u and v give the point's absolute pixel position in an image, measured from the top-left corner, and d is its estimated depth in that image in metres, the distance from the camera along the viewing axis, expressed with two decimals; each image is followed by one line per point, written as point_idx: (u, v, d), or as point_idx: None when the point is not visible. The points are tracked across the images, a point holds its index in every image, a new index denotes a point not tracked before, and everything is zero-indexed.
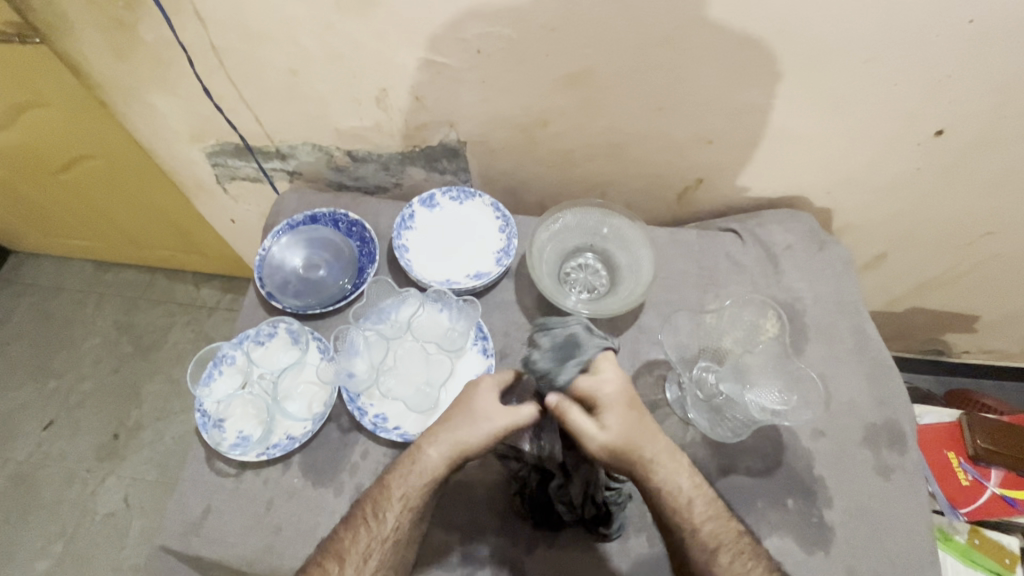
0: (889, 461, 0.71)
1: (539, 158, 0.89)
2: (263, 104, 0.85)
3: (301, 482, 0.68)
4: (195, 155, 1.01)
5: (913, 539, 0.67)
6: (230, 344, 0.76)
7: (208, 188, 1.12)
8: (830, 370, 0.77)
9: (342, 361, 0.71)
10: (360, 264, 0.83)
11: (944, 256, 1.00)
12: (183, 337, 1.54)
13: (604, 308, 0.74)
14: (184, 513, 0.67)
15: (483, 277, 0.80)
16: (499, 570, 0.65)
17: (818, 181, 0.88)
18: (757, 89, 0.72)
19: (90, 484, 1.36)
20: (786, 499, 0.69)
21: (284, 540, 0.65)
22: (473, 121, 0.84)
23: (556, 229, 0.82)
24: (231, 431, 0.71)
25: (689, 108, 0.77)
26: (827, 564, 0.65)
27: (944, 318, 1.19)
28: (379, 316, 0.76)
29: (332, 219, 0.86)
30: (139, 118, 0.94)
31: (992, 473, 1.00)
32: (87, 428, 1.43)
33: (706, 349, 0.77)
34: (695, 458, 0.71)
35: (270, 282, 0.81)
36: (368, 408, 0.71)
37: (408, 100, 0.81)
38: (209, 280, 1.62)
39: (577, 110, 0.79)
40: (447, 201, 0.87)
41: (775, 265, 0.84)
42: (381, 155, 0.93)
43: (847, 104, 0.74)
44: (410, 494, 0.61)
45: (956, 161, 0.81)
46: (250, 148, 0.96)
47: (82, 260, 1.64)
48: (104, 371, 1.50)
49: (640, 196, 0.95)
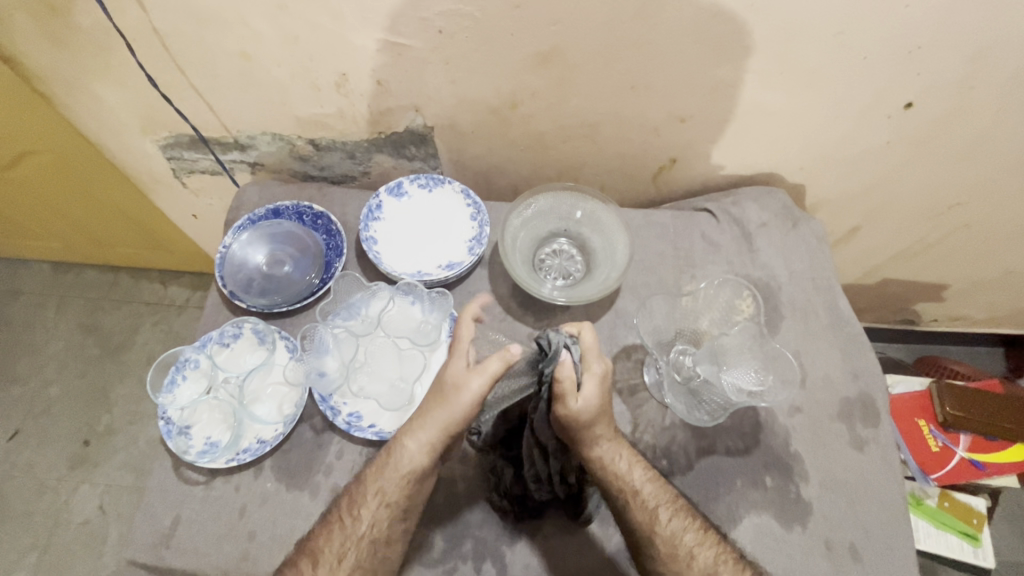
0: (864, 434, 0.72)
1: (510, 141, 0.87)
2: (215, 92, 0.81)
3: (274, 486, 0.66)
4: (148, 148, 0.96)
5: (888, 509, 0.68)
6: (193, 348, 0.73)
7: (166, 183, 1.06)
8: (806, 346, 0.77)
9: (312, 361, 0.70)
10: (327, 258, 0.80)
11: (915, 228, 1.01)
12: (152, 338, 1.49)
13: (580, 294, 0.72)
14: (154, 524, 0.65)
15: (456, 267, 0.78)
16: (481, 563, 0.64)
17: (791, 157, 0.87)
18: (728, 65, 0.71)
19: (62, 493, 1.32)
20: (764, 476, 0.69)
21: (259, 545, 0.63)
22: (439, 105, 0.80)
23: (528, 215, 0.80)
24: (199, 438, 0.68)
25: (660, 86, 0.75)
26: (805, 539, 0.66)
27: (915, 288, 1.21)
28: (349, 311, 0.74)
29: (296, 212, 0.82)
30: (84, 110, 0.89)
31: (961, 437, 1.03)
32: (55, 436, 1.38)
33: (683, 332, 0.76)
34: (675, 440, 0.71)
35: (233, 280, 0.78)
36: (342, 407, 0.69)
37: (370, 84, 0.77)
38: (176, 278, 1.56)
39: (546, 90, 0.77)
40: (416, 189, 0.84)
41: (750, 243, 0.84)
42: (345, 143, 0.89)
43: (819, 78, 0.72)
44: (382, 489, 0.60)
45: (927, 134, 0.81)
46: (205, 139, 0.91)
47: (38, 262, 1.57)
48: (69, 376, 1.44)
49: (615, 178, 0.93)
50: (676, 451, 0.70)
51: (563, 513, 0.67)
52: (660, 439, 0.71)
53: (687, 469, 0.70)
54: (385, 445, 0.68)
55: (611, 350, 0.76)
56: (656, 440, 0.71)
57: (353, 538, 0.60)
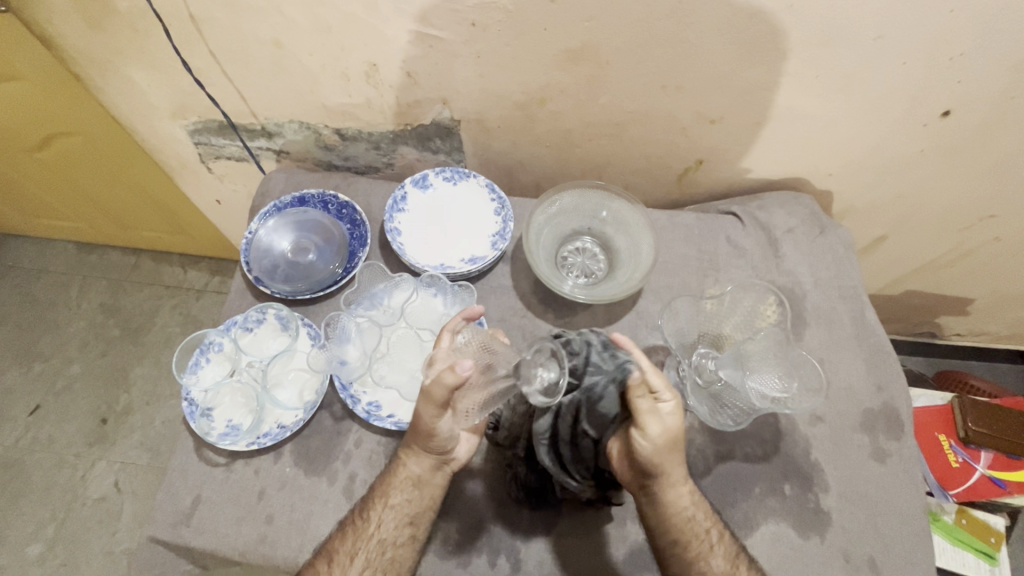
0: (886, 446, 0.71)
1: (536, 137, 0.87)
2: (247, 79, 0.81)
3: (293, 471, 0.67)
4: (178, 133, 0.97)
5: (909, 523, 0.67)
6: (217, 331, 0.73)
7: (192, 167, 1.08)
8: (829, 355, 0.76)
9: (334, 349, 0.70)
10: (351, 248, 0.81)
11: (943, 239, 0.99)
12: (171, 321, 1.51)
13: (602, 293, 0.72)
14: (174, 503, 0.66)
15: (479, 262, 0.78)
16: (496, 557, 0.64)
17: (820, 163, 0.86)
18: (763, 66, 0.70)
19: (79, 469, 1.34)
20: (783, 485, 0.69)
21: (277, 529, 0.64)
22: (468, 99, 0.80)
23: (553, 212, 0.79)
24: (220, 420, 0.69)
25: (691, 86, 0.74)
26: (823, 549, 0.65)
27: (938, 301, 1.19)
28: (372, 301, 0.75)
29: (321, 201, 0.83)
30: (117, 94, 0.90)
31: (982, 455, 1.01)
32: (75, 413, 1.41)
33: (705, 335, 0.75)
34: (694, 444, 0.71)
35: (258, 266, 0.79)
36: (362, 396, 0.70)
37: (399, 76, 0.77)
38: (196, 262, 1.58)
39: (576, 87, 0.76)
40: (440, 182, 0.84)
41: (776, 249, 0.83)
42: (371, 133, 0.90)
43: (856, 84, 0.71)
44: (411, 502, 0.62)
45: (963, 143, 0.79)
46: (234, 126, 0.92)
47: (63, 241, 1.60)
48: (91, 355, 1.47)
49: (640, 178, 0.93)
50: (695, 455, 0.70)
51: (582, 512, 0.66)
52: None
53: (704, 474, 0.69)
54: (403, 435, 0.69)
55: None
56: None
57: (363, 535, 0.61)
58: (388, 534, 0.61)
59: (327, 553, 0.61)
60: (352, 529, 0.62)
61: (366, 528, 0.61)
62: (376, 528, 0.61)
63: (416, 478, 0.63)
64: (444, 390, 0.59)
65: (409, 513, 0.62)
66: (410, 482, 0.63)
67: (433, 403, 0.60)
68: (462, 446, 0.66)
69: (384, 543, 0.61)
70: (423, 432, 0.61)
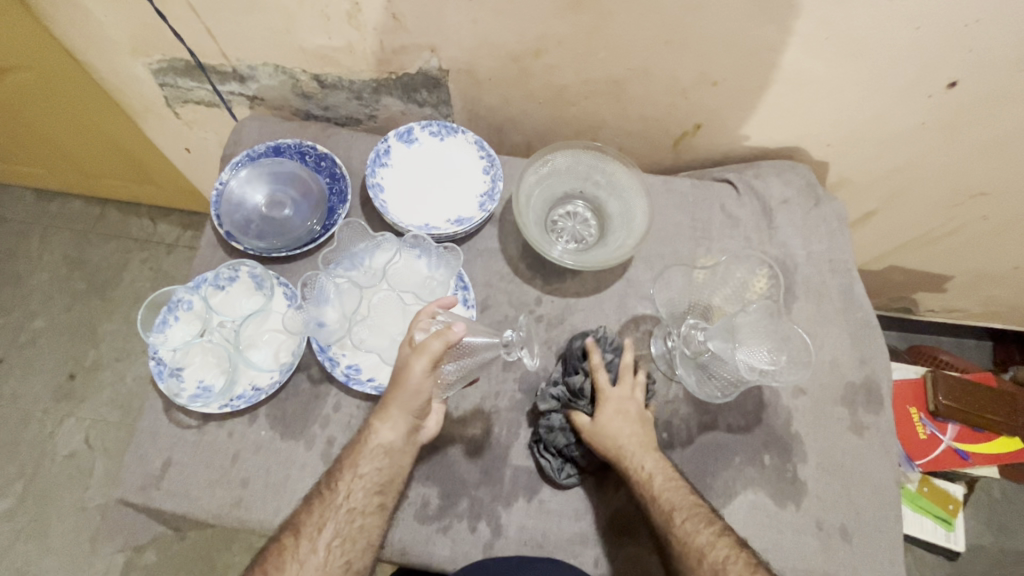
0: (865, 419, 0.72)
1: (529, 93, 0.82)
2: (216, 14, 0.74)
3: (269, 435, 0.65)
4: (141, 72, 0.89)
5: (881, 492, 0.69)
6: (186, 288, 0.69)
7: (158, 111, 1.00)
8: (816, 328, 0.76)
9: (310, 310, 0.67)
10: (331, 204, 0.76)
11: (931, 216, 0.99)
12: (141, 275, 1.45)
13: (592, 261, 0.69)
14: (144, 465, 0.63)
15: (466, 223, 0.74)
16: (477, 522, 0.64)
17: (819, 133, 0.83)
18: (773, 26, 0.66)
19: (47, 424, 1.31)
20: (763, 455, 0.69)
21: (253, 492, 0.63)
22: (457, 47, 0.75)
23: (544, 172, 0.76)
24: (191, 381, 0.66)
25: (695, 44, 0.70)
26: (798, 517, 0.67)
27: (919, 278, 1.20)
28: (352, 262, 0.71)
29: (298, 152, 0.78)
30: (71, 24, 0.82)
31: (949, 428, 1.05)
32: (41, 367, 1.35)
33: (693, 307, 0.74)
34: (678, 414, 0.70)
35: (230, 220, 0.74)
36: (341, 358, 0.68)
37: (384, 18, 0.71)
38: (166, 215, 1.50)
39: (573, 39, 0.71)
40: (427, 136, 0.80)
41: (770, 220, 0.81)
42: (353, 82, 0.84)
43: (867, 49, 0.68)
44: (381, 469, 0.61)
45: (965, 117, 0.77)
46: (202, 66, 0.85)
47: (21, 188, 1.50)
48: (55, 309, 1.41)
49: (635, 140, 0.89)
50: (678, 424, 0.70)
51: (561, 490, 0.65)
52: (663, 411, 0.70)
53: (687, 443, 0.69)
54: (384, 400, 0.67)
55: (619, 319, 0.74)
56: (659, 413, 0.70)
57: (330, 506, 0.59)
58: (355, 503, 0.59)
59: (304, 516, 0.59)
60: (319, 501, 0.59)
61: (333, 498, 0.59)
62: (343, 498, 0.59)
63: (385, 445, 0.61)
64: (440, 346, 0.58)
65: (378, 480, 0.61)
66: (381, 451, 0.61)
67: (426, 357, 0.58)
68: (432, 416, 0.65)
69: (351, 514, 0.59)
70: (409, 389, 0.59)
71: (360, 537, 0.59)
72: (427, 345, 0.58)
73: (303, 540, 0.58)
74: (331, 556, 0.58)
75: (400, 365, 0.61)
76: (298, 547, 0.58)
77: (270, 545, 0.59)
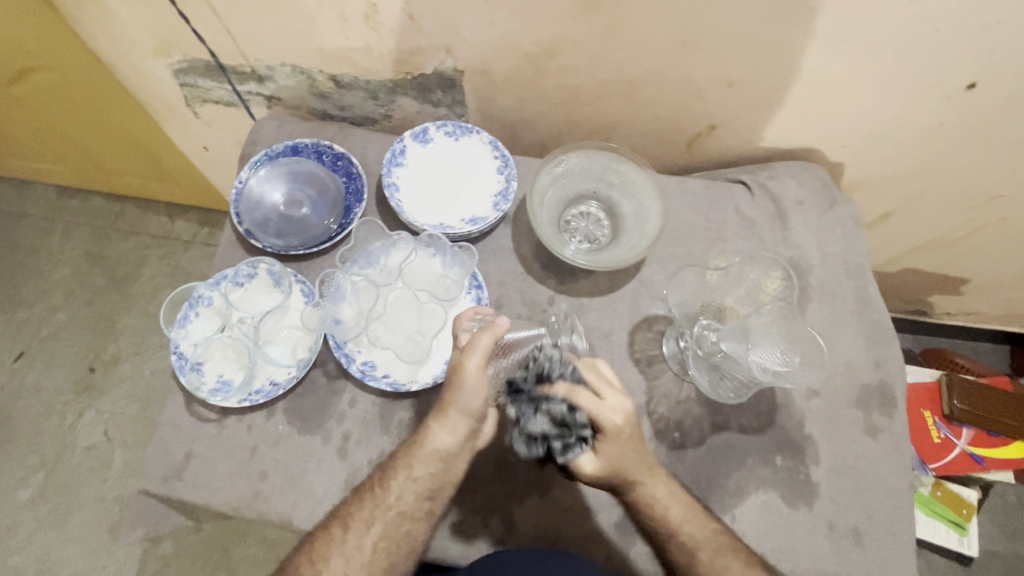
0: (879, 422, 0.71)
1: (544, 93, 0.82)
2: (236, 16, 0.76)
3: (287, 429, 0.66)
4: (162, 72, 0.91)
5: (894, 496, 0.69)
6: (206, 284, 0.71)
7: (178, 111, 1.02)
8: (830, 330, 0.76)
9: (328, 308, 0.69)
10: (347, 202, 0.77)
11: (948, 218, 0.98)
12: (159, 271, 1.47)
13: (605, 261, 0.70)
14: (166, 457, 0.65)
15: (480, 222, 0.75)
16: (489, 518, 0.65)
17: (834, 134, 0.83)
18: (789, 27, 0.66)
19: (68, 416, 1.34)
20: (775, 456, 0.69)
21: (271, 485, 0.64)
22: (473, 48, 0.76)
23: (558, 172, 0.76)
24: (211, 375, 0.68)
25: (711, 45, 0.70)
26: (810, 519, 0.67)
27: (935, 280, 1.19)
28: (367, 260, 0.72)
29: (315, 151, 0.79)
30: (95, 25, 0.84)
31: (964, 431, 1.04)
32: (62, 361, 1.39)
33: (708, 307, 0.74)
34: (690, 415, 0.70)
35: (249, 218, 0.75)
36: (356, 355, 0.69)
37: (401, 19, 0.72)
38: (183, 212, 1.53)
39: (588, 40, 0.72)
40: (441, 136, 0.81)
41: (785, 221, 0.81)
42: (369, 82, 0.85)
43: (884, 50, 0.68)
44: (433, 476, 0.60)
45: (984, 119, 0.76)
46: (222, 67, 0.86)
47: (43, 185, 1.53)
48: (76, 304, 1.44)
49: (649, 141, 0.89)
50: (690, 425, 0.70)
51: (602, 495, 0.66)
52: (675, 411, 0.70)
53: (699, 443, 0.69)
54: (399, 396, 0.68)
55: (632, 319, 0.75)
56: (671, 413, 0.70)
57: (380, 505, 0.60)
58: (408, 505, 0.60)
59: (349, 508, 0.61)
60: (370, 498, 0.61)
61: (385, 498, 0.60)
62: (394, 498, 0.60)
63: (441, 452, 0.60)
64: (490, 341, 0.60)
65: (429, 485, 0.60)
66: (437, 457, 0.60)
67: (478, 353, 0.59)
68: (488, 422, 0.65)
69: (402, 516, 0.60)
70: (467, 391, 0.60)
71: (406, 538, 0.60)
72: (479, 341, 0.59)
73: (346, 534, 0.60)
74: (376, 554, 0.60)
75: (452, 367, 0.61)
76: (345, 540, 0.59)
77: (314, 533, 0.61)
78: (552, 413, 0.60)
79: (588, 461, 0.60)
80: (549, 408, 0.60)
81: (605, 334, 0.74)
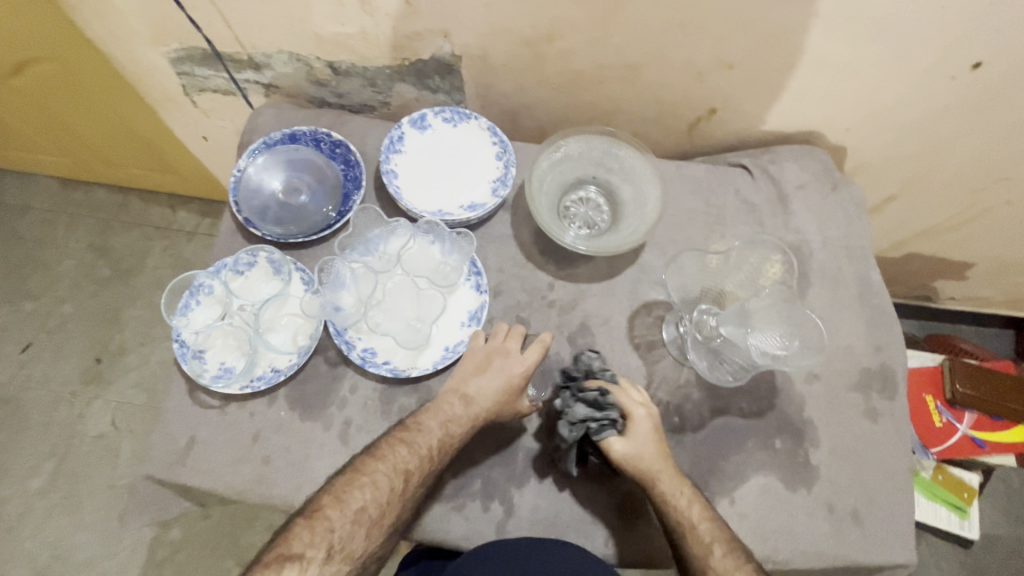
0: (879, 406, 0.71)
1: (543, 78, 0.82)
2: (232, 3, 0.75)
3: (288, 415, 0.67)
4: (159, 61, 0.91)
5: (893, 479, 0.69)
6: (207, 272, 0.71)
7: (177, 100, 1.02)
8: (831, 314, 0.76)
9: (328, 295, 0.69)
10: (346, 190, 0.77)
11: (953, 201, 0.97)
12: (162, 262, 1.48)
13: (604, 247, 0.69)
14: (170, 443, 0.66)
15: (479, 209, 0.75)
16: (489, 502, 0.66)
17: (837, 117, 0.82)
18: (791, 6, 0.65)
19: (76, 406, 1.35)
20: (775, 440, 0.69)
21: (273, 470, 0.65)
22: (471, 32, 0.75)
23: (557, 158, 0.76)
24: (213, 362, 0.68)
25: (711, 26, 0.69)
26: (809, 501, 0.67)
27: (939, 265, 1.18)
28: (367, 247, 0.73)
29: (313, 138, 0.78)
30: (92, 15, 0.83)
31: (966, 416, 1.03)
32: (69, 351, 1.40)
33: (709, 292, 0.74)
34: (689, 399, 0.71)
35: (249, 207, 0.75)
36: (357, 342, 0.69)
37: (399, 4, 0.72)
38: (185, 203, 1.53)
39: (587, 23, 0.71)
40: (440, 123, 0.80)
41: (786, 205, 0.81)
42: (367, 69, 0.84)
43: (888, 29, 0.66)
44: (463, 431, 0.64)
45: (990, 99, 0.75)
46: (219, 55, 0.86)
47: (46, 177, 1.54)
48: (81, 295, 1.45)
49: (648, 125, 0.88)
50: (689, 409, 0.70)
51: (596, 485, 0.66)
52: (675, 396, 0.71)
53: (698, 427, 0.70)
54: (399, 382, 0.69)
55: (632, 305, 0.75)
56: (670, 398, 0.71)
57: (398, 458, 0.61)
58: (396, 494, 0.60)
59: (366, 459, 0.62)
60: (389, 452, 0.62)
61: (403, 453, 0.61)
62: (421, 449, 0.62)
63: (476, 412, 0.64)
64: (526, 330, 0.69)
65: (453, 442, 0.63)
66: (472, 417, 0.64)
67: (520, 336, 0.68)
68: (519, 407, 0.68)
69: (388, 506, 0.60)
70: (512, 366, 0.66)
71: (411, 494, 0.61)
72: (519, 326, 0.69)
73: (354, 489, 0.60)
74: (373, 506, 0.60)
75: (497, 350, 0.67)
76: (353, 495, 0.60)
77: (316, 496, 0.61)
78: (587, 399, 0.65)
79: (618, 440, 0.63)
80: (586, 399, 0.65)
81: (604, 320, 0.74)
